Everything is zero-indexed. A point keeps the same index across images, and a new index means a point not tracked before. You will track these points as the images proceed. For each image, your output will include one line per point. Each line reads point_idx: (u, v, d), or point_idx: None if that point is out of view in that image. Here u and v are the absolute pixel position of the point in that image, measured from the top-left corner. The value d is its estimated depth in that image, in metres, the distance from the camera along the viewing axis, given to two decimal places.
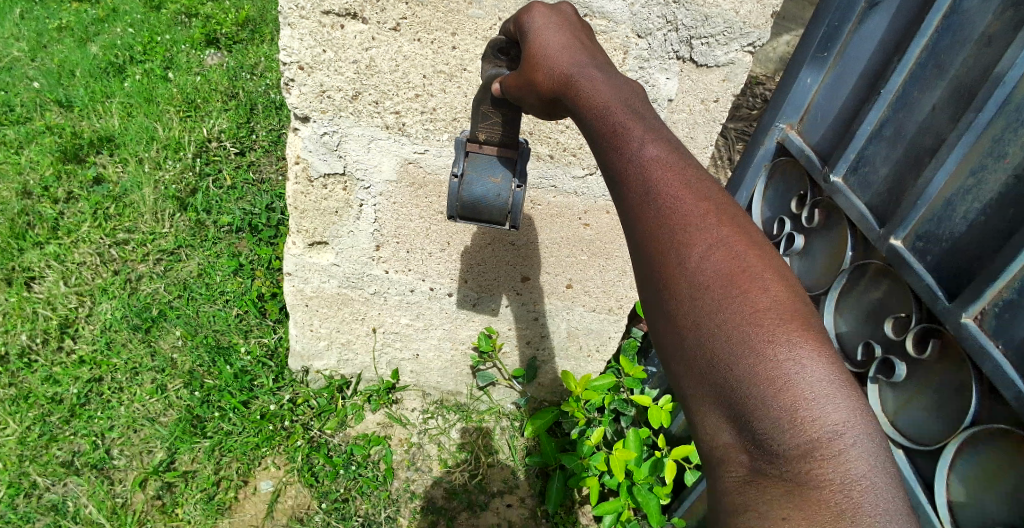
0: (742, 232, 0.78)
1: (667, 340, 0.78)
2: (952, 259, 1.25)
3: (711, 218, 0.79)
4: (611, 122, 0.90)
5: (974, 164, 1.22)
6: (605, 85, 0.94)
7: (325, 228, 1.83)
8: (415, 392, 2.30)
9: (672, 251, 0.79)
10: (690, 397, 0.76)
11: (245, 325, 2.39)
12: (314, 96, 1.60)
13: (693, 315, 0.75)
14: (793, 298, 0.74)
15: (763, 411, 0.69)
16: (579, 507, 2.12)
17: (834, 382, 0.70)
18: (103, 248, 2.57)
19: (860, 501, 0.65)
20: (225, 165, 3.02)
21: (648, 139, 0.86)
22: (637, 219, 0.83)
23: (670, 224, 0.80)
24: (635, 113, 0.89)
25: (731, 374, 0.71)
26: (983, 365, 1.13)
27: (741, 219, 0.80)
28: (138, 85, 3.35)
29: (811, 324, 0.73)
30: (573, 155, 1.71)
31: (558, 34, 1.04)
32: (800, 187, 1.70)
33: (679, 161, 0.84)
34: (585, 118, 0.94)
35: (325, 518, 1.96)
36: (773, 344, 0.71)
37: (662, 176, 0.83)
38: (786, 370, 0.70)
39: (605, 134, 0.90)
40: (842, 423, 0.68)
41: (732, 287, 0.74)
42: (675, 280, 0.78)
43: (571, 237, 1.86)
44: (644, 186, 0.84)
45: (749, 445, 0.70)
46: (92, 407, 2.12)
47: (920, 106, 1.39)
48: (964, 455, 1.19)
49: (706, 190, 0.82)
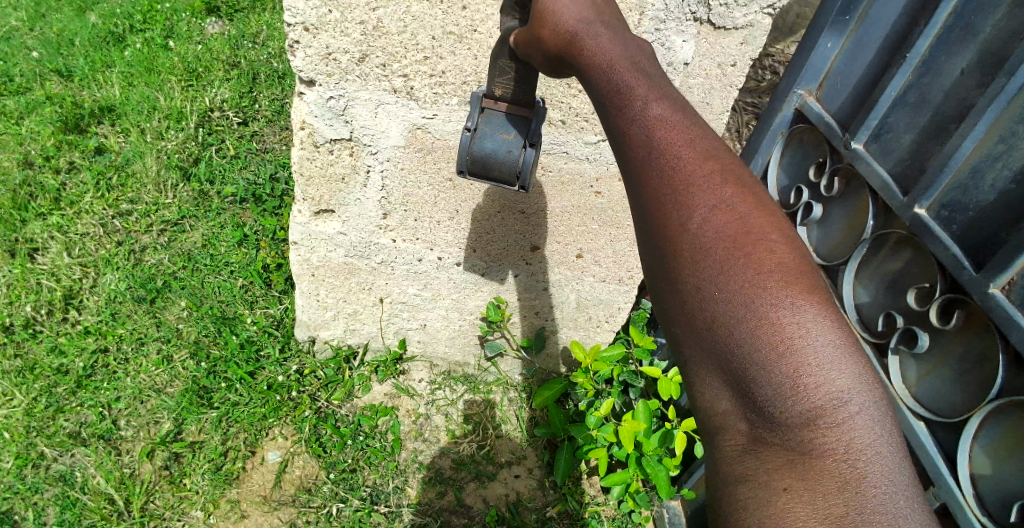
0: (746, 192, 0.76)
1: (667, 304, 0.76)
2: (977, 229, 1.22)
3: (715, 178, 0.77)
4: (612, 76, 0.86)
5: (1004, 130, 1.16)
6: (608, 37, 0.89)
7: (331, 196, 1.79)
8: (422, 363, 2.28)
9: (673, 212, 0.76)
10: (690, 363, 0.74)
11: (251, 296, 2.37)
12: (320, 58, 1.54)
13: (694, 279, 0.73)
14: (800, 261, 0.72)
15: (765, 379, 0.68)
16: (586, 478, 2.11)
17: (840, 347, 0.68)
18: (106, 219, 2.54)
19: (864, 471, 0.64)
20: (228, 135, 2.97)
21: (651, 94, 0.82)
22: (638, 180, 0.81)
23: (672, 185, 0.77)
24: (637, 65, 0.85)
25: (733, 341, 0.70)
26: (1010, 337, 1.09)
27: (746, 177, 0.78)
28: (139, 54, 3.28)
29: (815, 288, 0.71)
30: (585, 121, 1.66)
31: None
32: (818, 154, 1.66)
33: (682, 117, 0.81)
34: (584, 71, 0.90)
35: (333, 488, 1.95)
36: (777, 309, 0.69)
37: (665, 133, 0.80)
38: (790, 337, 0.68)
39: (606, 89, 0.86)
40: (846, 390, 0.67)
41: (735, 249, 0.72)
42: (677, 244, 0.75)
43: (582, 205, 1.81)
44: (645, 143, 0.81)
45: (750, 412, 0.69)
46: (98, 378, 2.11)
47: (948, 70, 1.33)
48: (988, 427, 1.16)
49: (709, 148, 0.79)
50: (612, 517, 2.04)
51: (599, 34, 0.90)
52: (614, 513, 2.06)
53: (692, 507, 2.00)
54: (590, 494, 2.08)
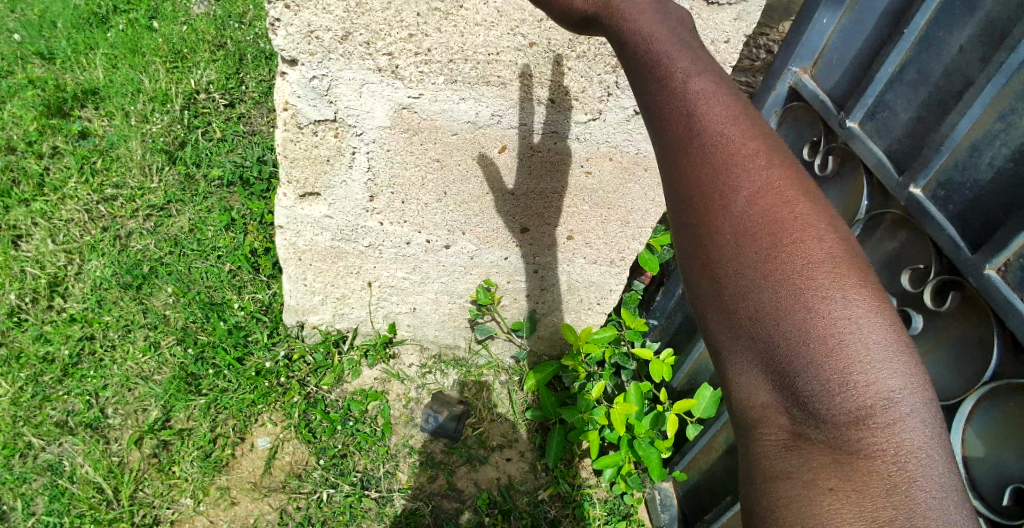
0: (793, 177, 0.72)
1: (701, 289, 0.71)
2: (975, 208, 1.19)
3: (761, 159, 0.72)
4: (653, 50, 0.82)
5: (1002, 108, 1.14)
6: (653, 8, 0.85)
7: (316, 179, 1.75)
8: (412, 347, 2.26)
9: (714, 193, 0.72)
10: (724, 354, 0.69)
11: (239, 281, 2.33)
12: (302, 37, 1.49)
13: (734, 264, 0.69)
14: (848, 248, 0.68)
15: (811, 372, 0.63)
16: (579, 460, 2.11)
17: (892, 345, 0.63)
18: (90, 205, 2.50)
19: (915, 475, 0.59)
20: (214, 117, 2.92)
21: (694, 72, 0.78)
22: (675, 158, 0.76)
23: (714, 166, 0.73)
24: (682, 44, 0.81)
25: (777, 331, 0.65)
26: (1006, 322, 1.08)
27: (791, 161, 0.73)
28: (122, 35, 3.20)
29: (868, 281, 0.66)
30: (575, 100, 1.61)
31: None
32: (813, 132, 1.63)
33: (728, 97, 0.77)
34: (622, 46, 0.86)
35: (323, 474, 1.94)
36: (825, 299, 0.64)
37: (709, 112, 0.75)
38: (840, 329, 0.63)
39: (648, 64, 0.82)
40: (898, 390, 0.62)
41: (780, 234, 0.68)
42: (717, 225, 0.71)
43: (572, 186, 1.78)
44: (686, 121, 0.76)
45: (792, 407, 0.64)
46: (84, 366, 2.07)
47: (947, 46, 1.29)
48: (981, 411, 1.15)
49: (755, 130, 0.75)
50: (605, 499, 2.04)
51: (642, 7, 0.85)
52: (606, 495, 2.06)
53: (684, 488, 2.00)
54: (582, 477, 2.08)
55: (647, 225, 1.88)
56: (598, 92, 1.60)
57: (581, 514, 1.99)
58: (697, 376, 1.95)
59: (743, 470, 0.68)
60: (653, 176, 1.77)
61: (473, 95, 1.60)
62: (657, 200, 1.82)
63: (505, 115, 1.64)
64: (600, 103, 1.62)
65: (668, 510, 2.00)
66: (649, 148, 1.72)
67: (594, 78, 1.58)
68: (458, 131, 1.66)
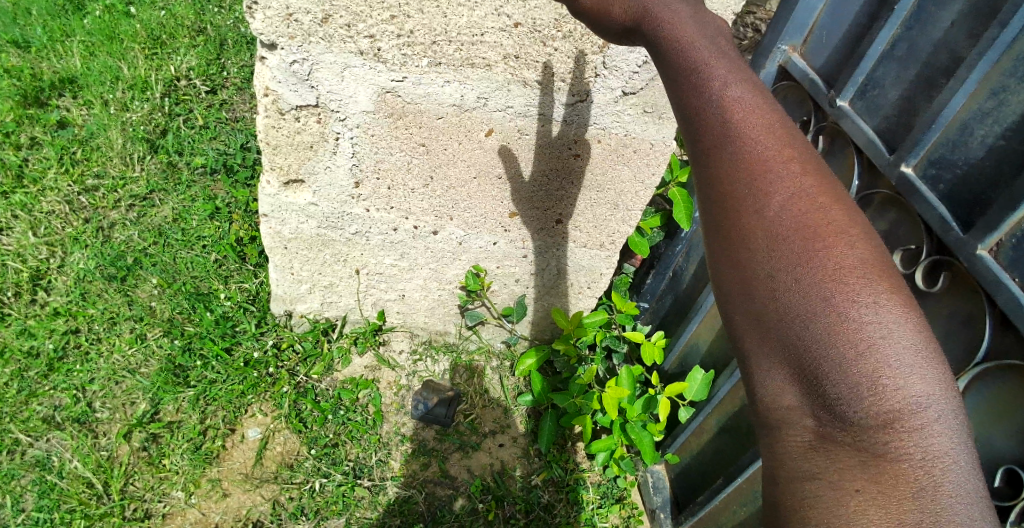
0: (825, 184, 0.73)
1: (731, 292, 0.72)
2: (966, 187, 1.17)
3: (794, 166, 0.73)
4: (688, 54, 0.81)
5: (994, 84, 1.13)
6: (688, 13, 0.85)
7: (300, 165, 1.72)
8: (402, 334, 2.24)
9: (746, 197, 0.73)
10: (754, 356, 0.70)
11: (225, 270, 2.30)
12: (281, 20, 1.45)
13: (766, 268, 0.70)
14: (880, 255, 0.69)
15: (840, 375, 0.64)
16: (571, 444, 2.11)
17: (921, 351, 0.65)
18: (71, 196, 2.44)
19: (939, 480, 0.61)
20: (196, 104, 2.86)
21: (731, 79, 0.78)
22: (707, 163, 0.77)
23: (747, 170, 0.74)
24: (716, 49, 0.81)
25: (808, 334, 0.66)
26: (998, 299, 1.07)
27: (823, 170, 0.74)
28: (99, 21, 3.12)
29: (899, 288, 0.67)
30: (562, 81, 1.58)
31: None
32: (802, 112, 1.61)
33: (761, 102, 0.77)
34: (656, 49, 0.86)
35: (315, 463, 1.93)
36: (857, 304, 0.66)
37: (743, 118, 0.76)
38: (870, 334, 0.64)
39: (681, 67, 0.82)
40: (927, 396, 0.63)
41: (813, 239, 0.69)
42: (749, 228, 0.72)
43: (560, 169, 1.76)
44: (719, 125, 0.76)
45: (820, 410, 0.65)
46: (70, 360, 2.04)
47: (938, 21, 1.27)
48: (973, 391, 1.14)
49: (788, 137, 0.75)
50: (598, 483, 2.04)
51: (676, 13, 0.85)
52: (599, 479, 2.06)
53: (676, 471, 2.01)
54: (575, 461, 2.08)
55: (636, 207, 1.86)
56: (585, 73, 1.57)
57: (575, 498, 1.99)
58: (688, 358, 1.95)
59: (767, 469, 0.70)
60: (641, 158, 1.74)
61: (458, 78, 1.57)
62: (646, 182, 1.79)
63: (490, 98, 1.61)
64: (587, 84, 1.59)
65: (660, 493, 2.01)
66: (637, 130, 1.69)
67: (581, 58, 1.55)
68: (443, 115, 1.63)
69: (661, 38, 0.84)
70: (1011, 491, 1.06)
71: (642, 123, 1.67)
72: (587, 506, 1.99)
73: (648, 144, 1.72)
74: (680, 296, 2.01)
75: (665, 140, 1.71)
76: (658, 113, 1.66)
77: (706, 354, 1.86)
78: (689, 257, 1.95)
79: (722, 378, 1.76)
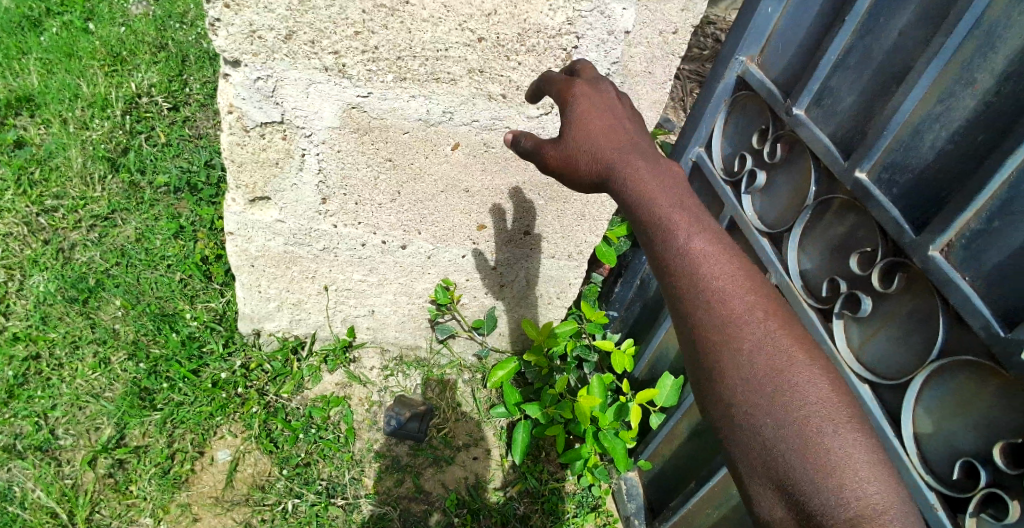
0: (781, 324, 0.93)
1: (722, 419, 0.91)
2: (917, 191, 1.22)
3: (756, 310, 0.94)
4: (662, 217, 1.02)
5: (942, 91, 1.18)
6: (656, 177, 1.08)
7: (266, 183, 1.70)
8: (373, 350, 2.23)
9: (723, 340, 0.93)
10: (746, 473, 0.88)
11: (190, 290, 2.26)
12: (244, 37, 1.44)
13: (746, 402, 0.89)
14: (829, 382, 0.89)
15: (814, 487, 0.82)
16: (545, 455, 2.11)
17: (872, 462, 0.83)
18: (30, 217, 2.38)
19: None
20: (158, 122, 2.82)
21: (698, 237, 0.99)
22: (688, 308, 0.97)
23: (721, 316, 0.94)
24: (685, 210, 1.03)
25: (784, 454, 0.85)
26: (951, 297, 1.11)
27: (780, 310, 0.95)
28: (56, 39, 3.06)
29: (848, 412, 0.87)
30: (527, 94, 1.60)
31: (598, 118, 1.17)
32: (761, 121, 1.64)
33: (724, 256, 0.98)
34: (632, 209, 1.07)
35: (288, 484, 1.90)
36: (817, 428, 0.85)
37: (711, 271, 0.97)
38: (830, 453, 0.83)
39: (657, 226, 1.02)
40: (883, 499, 0.80)
41: (779, 375, 0.89)
42: (728, 366, 0.92)
43: (527, 181, 1.77)
44: (693, 277, 0.97)
45: (801, 518, 0.82)
46: (31, 387, 1.98)
47: (887, 31, 1.32)
48: (933, 387, 1.16)
49: (749, 285, 0.96)
50: (573, 493, 2.06)
51: (645, 182, 1.07)
52: (574, 489, 2.07)
53: (649, 477, 2.03)
54: (549, 471, 2.08)
55: (603, 217, 1.88)
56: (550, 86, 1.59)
57: (551, 509, 2.00)
58: (658, 365, 1.97)
59: None
60: None
61: (424, 93, 1.58)
62: None
63: (456, 112, 1.62)
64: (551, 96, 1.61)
65: (634, 499, 2.03)
66: None
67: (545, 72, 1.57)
68: (409, 130, 1.64)
69: (637, 204, 1.06)
70: (971, 483, 1.07)
71: None
72: (564, 517, 2.00)
73: None
74: (648, 303, 2.05)
75: None
76: None
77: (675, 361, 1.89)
78: None
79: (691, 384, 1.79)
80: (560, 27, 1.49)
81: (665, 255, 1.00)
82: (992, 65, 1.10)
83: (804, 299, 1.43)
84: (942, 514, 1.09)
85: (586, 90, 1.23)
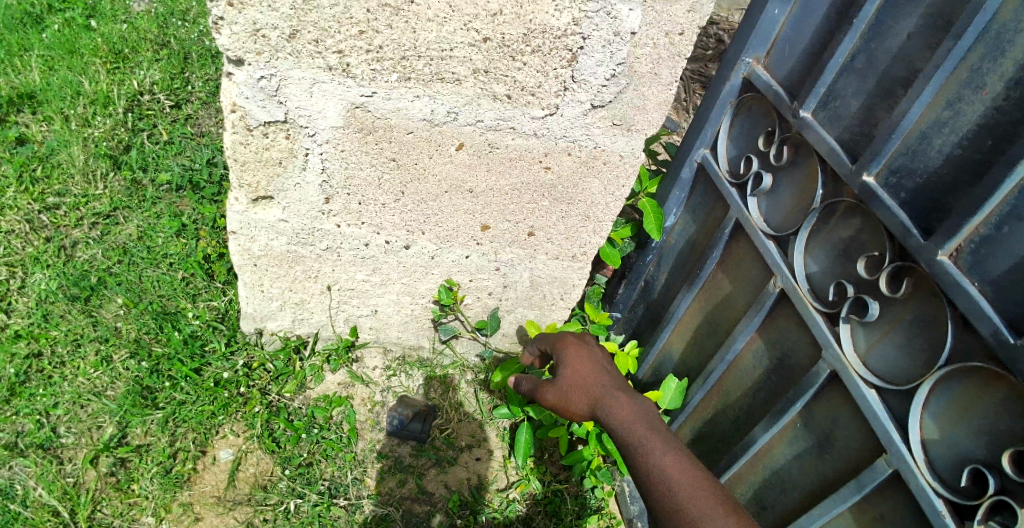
0: (738, 517, 1.22)
1: None
2: (924, 195, 1.21)
3: (717, 508, 1.24)
4: (641, 441, 1.40)
5: (950, 95, 1.17)
6: (628, 402, 1.51)
7: (269, 182, 1.70)
8: (375, 350, 2.22)
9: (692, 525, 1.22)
10: None
11: (192, 288, 2.26)
12: (247, 36, 1.43)
13: None
14: None
15: None
16: (547, 457, 2.10)
17: None
18: (31, 215, 2.37)
19: None
20: (160, 119, 2.82)
21: (669, 455, 1.35)
22: (662, 506, 1.28)
23: (688, 510, 1.24)
24: (657, 433, 1.41)
25: None
26: (959, 303, 1.10)
27: (735, 506, 1.25)
28: (58, 35, 3.05)
29: None
30: (531, 95, 1.60)
31: (590, 376, 1.62)
32: (767, 123, 1.64)
33: (689, 466, 1.32)
34: (618, 435, 1.46)
35: (290, 484, 1.90)
36: None
37: (678, 478, 1.30)
38: None
39: (638, 446, 1.40)
40: None
41: None
42: None
43: (531, 182, 1.77)
44: (665, 483, 1.30)
45: None
46: (32, 385, 1.97)
47: (895, 33, 1.31)
48: (938, 393, 1.15)
49: (709, 486, 1.28)
50: (576, 494, 2.04)
51: (627, 414, 1.48)
52: (577, 490, 2.05)
53: None
54: (552, 472, 2.08)
55: (607, 219, 1.88)
56: (555, 87, 1.59)
57: (553, 510, 2.00)
58: (661, 368, 2.00)
59: None
60: (611, 170, 1.76)
61: (428, 93, 1.57)
62: (616, 193, 1.81)
63: (460, 112, 1.61)
64: (556, 97, 1.61)
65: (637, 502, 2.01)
66: (606, 142, 1.70)
67: (549, 72, 1.56)
68: (413, 130, 1.63)
69: (621, 430, 1.46)
70: (978, 490, 1.06)
71: (611, 135, 1.69)
72: (565, 518, 1.99)
73: (618, 157, 1.73)
74: (652, 305, 2.08)
75: (634, 152, 1.73)
76: (627, 125, 1.67)
77: (679, 363, 1.92)
78: (660, 266, 2.04)
79: (695, 386, 1.80)
80: (566, 27, 1.48)
81: (646, 480, 1.34)
82: (1001, 69, 1.09)
83: (810, 302, 1.42)
84: (948, 521, 1.08)
85: (579, 358, 1.67)
